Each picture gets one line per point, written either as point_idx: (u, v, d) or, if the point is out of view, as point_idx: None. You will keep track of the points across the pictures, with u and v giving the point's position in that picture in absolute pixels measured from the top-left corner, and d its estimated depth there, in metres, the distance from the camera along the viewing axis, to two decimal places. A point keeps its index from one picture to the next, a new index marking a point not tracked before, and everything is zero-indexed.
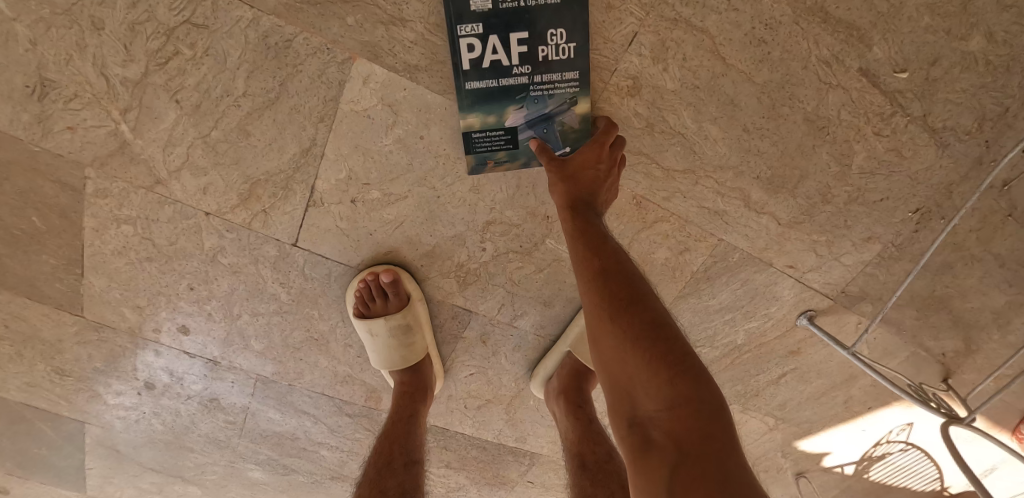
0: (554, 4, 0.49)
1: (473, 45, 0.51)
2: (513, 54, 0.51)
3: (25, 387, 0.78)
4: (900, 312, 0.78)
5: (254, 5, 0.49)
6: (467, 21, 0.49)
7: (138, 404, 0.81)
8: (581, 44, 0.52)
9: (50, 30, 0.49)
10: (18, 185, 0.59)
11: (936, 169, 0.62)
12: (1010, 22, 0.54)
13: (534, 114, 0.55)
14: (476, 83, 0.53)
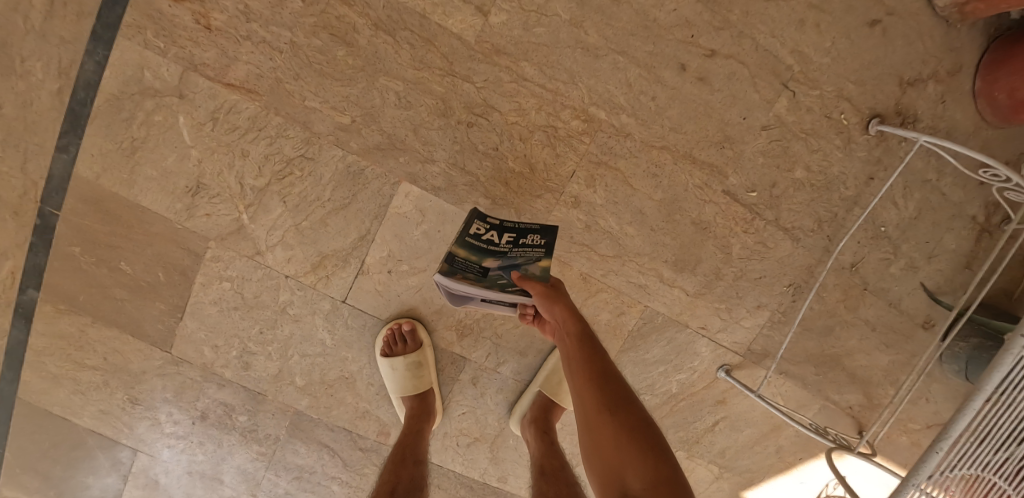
0: (540, 202, 0.76)
1: (484, 225, 0.74)
2: (506, 234, 0.75)
3: (99, 413, 0.92)
4: (802, 368, 1.00)
5: (345, 148, 0.79)
6: (482, 217, 0.74)
7: (188, 433, 0.94)
8: (552, 226, 0.76)
9: (212, 154, 0.79)
10: (157, 249, 0.83)
11: (794, 256, 0.89)
12: (818, 160, 0.85)
13: (505, 266, 0.75)
14: (473, 237, 0.74)
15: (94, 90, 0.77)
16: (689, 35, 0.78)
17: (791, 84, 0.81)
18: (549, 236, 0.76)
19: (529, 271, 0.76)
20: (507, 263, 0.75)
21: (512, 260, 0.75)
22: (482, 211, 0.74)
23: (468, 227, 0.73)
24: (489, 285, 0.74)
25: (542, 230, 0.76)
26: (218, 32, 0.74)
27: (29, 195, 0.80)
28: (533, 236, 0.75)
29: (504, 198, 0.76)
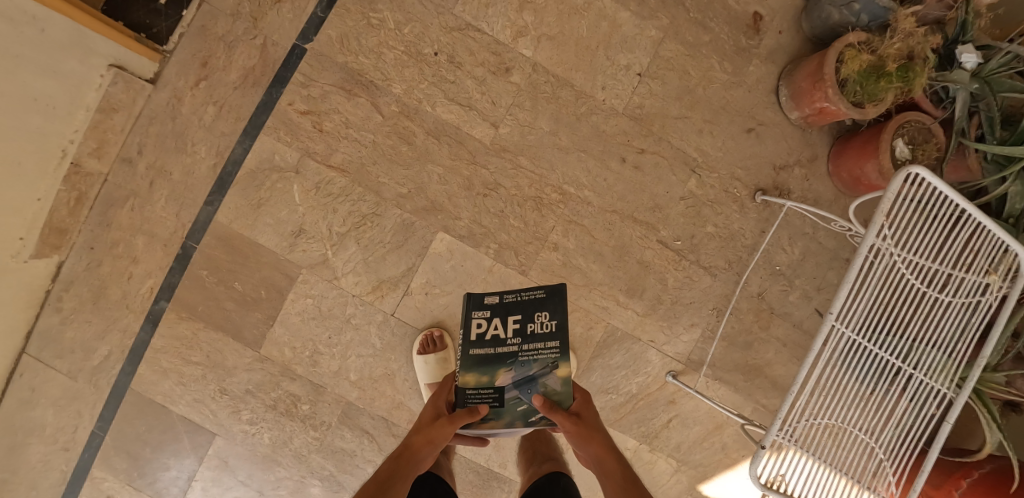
0: (541, 298, 0.81)
1: (484, 320, 0.81)
2: (509, 331, 0.81)
3: (192, 401, 1.12)
4: (734, 377, 1.30)
5: (404, 209, 1.18)
6: (482, 303, 0.82)
7: (259, 419, 1.14)
8: (560, 321, 0.80)
9: (312, 208, 1.16)
10: (263, 273, 1.14)
11: (714, 287, 1.27)
12: (720, 219, 1.25)
13: (522, 374, 0.80)
14: (479, 350, 0.80)
15: (238, 166, 1.13)
16: (627, 140, 1.21)
17: (698, 171, 1.23)
18: (549, 298, 0.81)
19: (546, 386, 0.80)
20: (519, 363, 0.80)
21: (526, 364, 0.80)
22: (478, 304, 0.82)
23: (467, 324, 0.81)
24: (514, 417, 0.81)
25: (544, 300, 0.81)
26: (328, 133, 1.16)
27: (178, 233, 1.11)
28: (529, 296, 0.81)
29: (505, 301, 0.81)
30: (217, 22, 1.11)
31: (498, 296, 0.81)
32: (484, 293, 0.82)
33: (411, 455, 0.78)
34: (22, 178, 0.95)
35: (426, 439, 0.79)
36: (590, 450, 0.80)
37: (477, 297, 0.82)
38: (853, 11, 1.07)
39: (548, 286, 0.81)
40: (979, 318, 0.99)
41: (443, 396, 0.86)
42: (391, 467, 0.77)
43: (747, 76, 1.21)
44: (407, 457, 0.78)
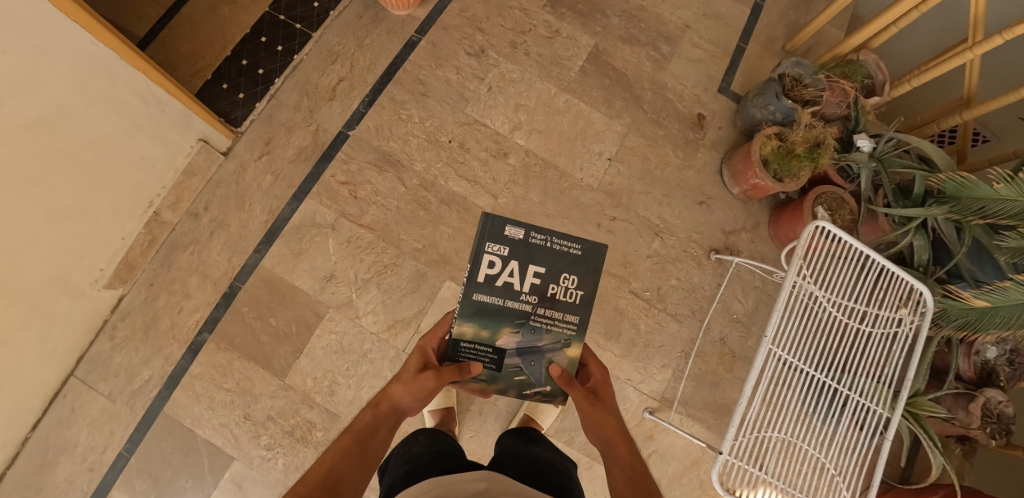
0: (570, 261, 0.81)
1: (499, 260, 0.78)
2: (521, 283, 0.80)
3: (218, 425, 1.25)
4: (706, 414, 1.45)
5: (419, 260, 1.42)
6: (500, 240, 0.78)
7: (276, 444, 1.26)
8: (583, 293, 0.83)
9: (342, 258, 1.39)
10: (295, 311, 1.34)
11: (682, 331, 1.47)
12: (682, 274, 1.50)
13: (524, 340, 0.82)
14: (486, 297, 0.79)
15: (285, 221, 1.38)
16: (601, 209, 1.50)
17: (661, 234, 1.51)
18: (584, 258, 0.82)
19: (552, 362, 0.85)
20: (526, 326, 0.82)
21: (531, 330, 0.82)
22: (496, 240, 0.78)
23: (478, 262, 0.78)
24: (508, 386, 0.86)
25: (573, 266, 0.82)
26: (360, 198, 1.43)
27: (228, 274, 1.32)
28: (561, 248, 0.81)
29: (529, 243, 0.79)
30: (282, 113, 1.44)
31: (522, 242, 0.79)
32: (510, 221, 0.77)
33: (390, 405, 0.79)
34: (115, 219, 1.18)
35: (410, 390, 0.79)
36: (600, 430, 0.84)
37: (499, 229, 0.78)
38: (770, 111, 1.41)
39: (586, 244, 0.81)
40: (899, 345, 1.16)
41: (429, 344, 0.87)
42: (373, 418, 0.77)
43: (695, 160, 1.55)
44: (387, 408, 0.79)
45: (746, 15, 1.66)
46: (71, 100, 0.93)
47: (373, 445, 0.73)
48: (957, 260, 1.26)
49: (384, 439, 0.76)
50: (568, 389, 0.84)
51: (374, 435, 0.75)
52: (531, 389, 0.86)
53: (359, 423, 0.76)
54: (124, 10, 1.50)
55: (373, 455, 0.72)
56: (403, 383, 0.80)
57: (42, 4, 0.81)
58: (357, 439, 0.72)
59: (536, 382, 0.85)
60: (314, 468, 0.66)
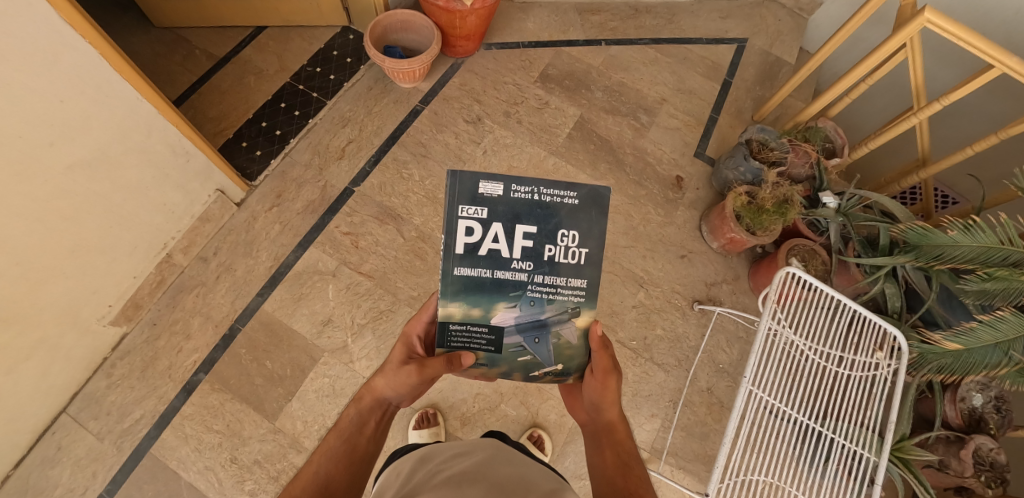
0: (567, 215, 0.70)
1: (477, 226, 0.69)
2: (510, 246, 0.70)
3: (204, 468, 1.30)
4: (697, 466, 1.44)
5: (414, 306, 1.48)
6: (476, 200, 0.68)
7: (259, 489, 1.29)
8: (587, 250, 0.71)
9: (340, 304, 1.46)
10: (291, 355, 1.40)
11: (668, 381, 1.50)
12: (666, 324, 1.55)
13: (524, 312, 0.73)
14: (469, 268, 0.71)
15: (289, 268, 1.48)
16: None
17: (645, 285, 1.58)
18: (585, 208, 0.70)
19: (562, 338, 0.75)
20: (524, 297, 0.73)
21: (529, 299, 0.73)
22: (472, 201, 0.68)
23: (454, 231, 0.69)
24: (512, 368, 0.78)
25: (573, 222, 0.70)
26: (361, 248, 1.52)
27: (229, 316, 1.42)
28: (553, 200, 0.69)
29: (511, 199, 0.68)
30: (294, 170, 1.58)
31: (502, 200, 0.68)
32: (483, 176, 0.67)
33: (374, 398, 0.83)
34: (131, 258, 1.32)
35: (391, 384, 0.82)
36: (602, 412, 0.84)
37: (471, 189, 0.67)
38: (740, 172, 1.55)
39: (584, 191, 0.68)
40: (878, 389, 1.20)
41: (414, 331, 0.89)
42: (358, 413, 0.82)
43: (675, 217, 1.67)
44: (371, 402, 0.83)
45: (717, 91, 1.86)
46: (112, 147, 1.11)
47: (360, 442, 0.78)
48: (928, 305, 1.35)
49: (372, 433, 0.82)
50: (597, 355, 0.78)
51: (360, 431, 0.80)
52: (540, 370, 0.79)
53: (345, 419, 0.81)
54: (164, 80, 1.70)
55: (361, 451, 0.78)
56: (385, 378, 0.83)
57: (103, 66, 0.99)
58: (344, 437, 0.78)
59: (544, 361, 0.77)
60: (304, 470, 0.72)
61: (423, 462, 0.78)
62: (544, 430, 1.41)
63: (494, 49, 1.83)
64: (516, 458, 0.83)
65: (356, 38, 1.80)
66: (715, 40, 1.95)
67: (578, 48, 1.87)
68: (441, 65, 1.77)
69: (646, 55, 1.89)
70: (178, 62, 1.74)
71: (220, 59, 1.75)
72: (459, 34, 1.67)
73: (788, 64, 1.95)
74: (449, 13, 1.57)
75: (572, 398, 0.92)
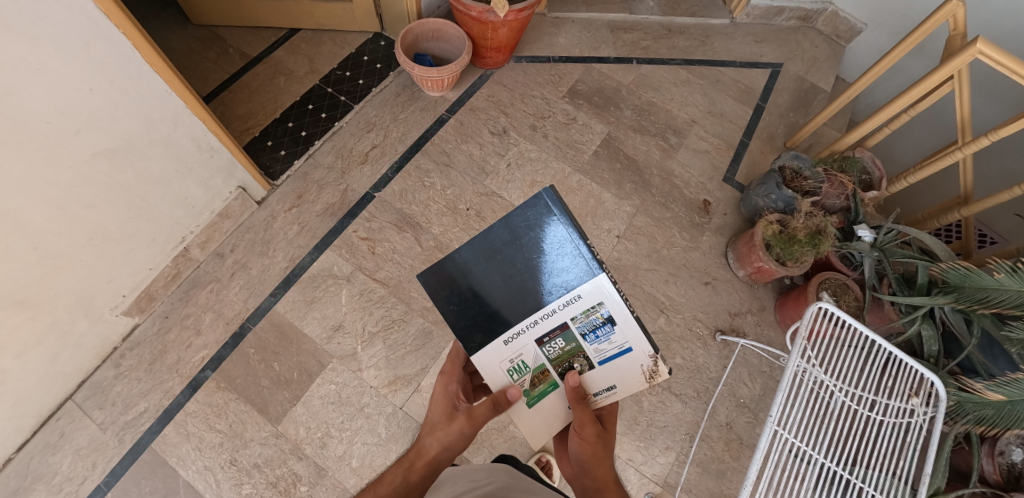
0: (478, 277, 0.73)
1: (546, 248, 0.69)
2: (504, 276, 0.72)
3: (202, 468, 1.27)
4: None
5: (428, 319, 1.45)
6: (527, 227, 0.68)
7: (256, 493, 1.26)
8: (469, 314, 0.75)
9: (352, 310, 1.43)
10: (299, 358, 1.38)
11: (685, 412, 1.43)
12: (686, 352, 1.49)
13: (528, 337, 0.76)
14: (574, 284, 0.71)
15: (303, 269, 1.46)
16: None
17: (665, 310, 1.52)
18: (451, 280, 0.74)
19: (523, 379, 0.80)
20: (518, 328, 0.75)
21: (520, 326, 0.75)
22: (528, 224, 0.68)
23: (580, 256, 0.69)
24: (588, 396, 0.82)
25: (439, 282, 0.74)
26: (377, 255, 1.50)
27: (241, 315, 1.41)
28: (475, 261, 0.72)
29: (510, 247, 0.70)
30: (316, 172, 1.57)
31: (500, 230, 0.69)
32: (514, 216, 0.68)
33: (425, 462, 0.77)
34: (147, 250, 1.31)
35: (444, 441, 0.79)
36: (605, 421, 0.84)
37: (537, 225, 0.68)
38: (772, 199, 1.50)
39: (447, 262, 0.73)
40: (912, 439, 1.12)
41: (450, 383, 0.87)
42: (404, 480, 0.74)
43: (701, 242, 1.61)
44: (424, 468, 0.76)
45: (749, 116, 1.82)
46: (137, 138, 1.11)
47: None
48: (968, 352, 1.27)
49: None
50: (575, 408, 0.79)
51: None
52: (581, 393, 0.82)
53: (387, 483, 0.73)
54: (197, 76, 1.72)
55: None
56: (435, 440, 0.79)
57: (134, 57, 0.99)
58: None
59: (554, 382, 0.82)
60: None
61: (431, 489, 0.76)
62: (553, 455, 1.36)
63: (523, 62, 1.82)
64: (530, 486, 0.78)
65: (387, 44, 1.81)
66: (749, 64, 1.91)
67: (608, 65, 1.85)
68: (470, 75, 1.77)
69: (678, 76, 1.86)
70: (211, 60, 1.76)
71: (252, 59, 1.77)
72: (489, 46, 1.67)
73: (823, 91, 1.90)
74: (482, 24, 1.57)
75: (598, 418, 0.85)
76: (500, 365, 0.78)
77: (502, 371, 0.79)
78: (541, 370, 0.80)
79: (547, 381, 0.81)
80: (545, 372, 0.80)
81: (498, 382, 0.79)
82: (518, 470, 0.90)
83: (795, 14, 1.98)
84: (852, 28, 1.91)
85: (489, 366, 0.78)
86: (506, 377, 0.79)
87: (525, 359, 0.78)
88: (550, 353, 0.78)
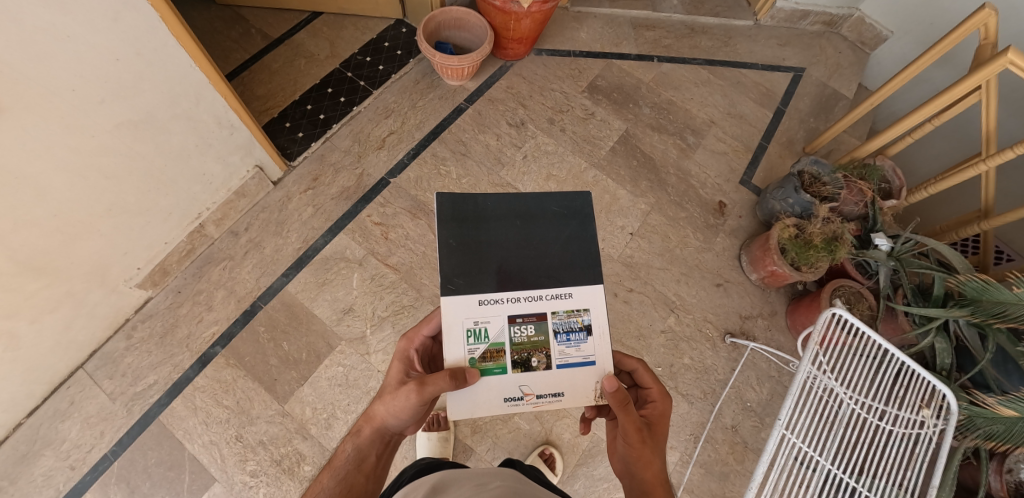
0: (494, 232, 0.83)
1: (560, 237, 0.84)
2: (510, 241, 0.83)
3: (208, 443, 1.28)
4: None
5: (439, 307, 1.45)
6: (558, 212, 0.84)
7: (260, 472, 1.26)
8: (462, 259, 0.80)
9: (361, 295, 1.44)
10: (308, 339, 1.38)
11: (691, 412, 1.42)
12: (694, 353, 1.48)
13: (503, 308, 0.80)
14: (571, 281, 0.82)
15: (316, 251, 1.47)
16: (619, 279, 1.52)
17: (676, 310, 1.52)
18: (468, 220, 0.82)
19: (479, 354, 0.80)
20: (501, 295, 0.80)
21: (503, 294, 0.80)
22: (557, 211, 0.85)
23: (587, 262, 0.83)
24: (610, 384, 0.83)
25: (453, 211, 0.82)
26: (391, 240, 1.50)
27: (252, 293, 1.42)
28: (499, 215, 0.84)
29: (534, 223, 0.84)
30: (333, 155, 1.58)
31: (536, 203, 0.84)
32: (554, 200, 0.85)
33: (374, 429, 0.77)
34: (164, 224, 1.32)
35: (391, 410, 0.76)
36: (656, 421, 0.81)
37: (568, 213, 0.85)
38: (789, 203, 1.49)
39: (474, 203, 0.83)
40: (922, 451, 1.10)
41: (409, 347, 0.86)
42: (357, 449, 0.76)
43: (715, 243, 1.60)
44: (374, 434, 0.77)
45: (770, 119, 1.80)
46: (160, 111, 1.11)
47: (357, 482, 0.72)
48: (982, 367, 1.24)
49: (372, 469, 0.75)
50: (619, 413, 0.76)
51: (357, 469, 0.74)
52: (527, 391, 0.80)
53: (341, 457, 0.76)
54: (219, 55, 1.73)
55: (358, 492, 0.72)
56: (383, 406, 0.77)
57: (161, 30, 0.99)
58: (339, 477, 0.72)
59: (505, 369, 0.80)
60: None
61: (435, 492, 0.73)
62: (556, 448, 1.36)
63: (544, 55, 1.81)
64: (537, 493, 0.78)
65: (408, 31, 1.81)
66: (771, 67, 1.90)
67: (629, 62, 1.84)
68: (491, 66, 1.76)
69: (699, 76, 1.85)
70: (234, 39, 1.77)
71: (274, 40, 1.77)
72: (512, 37, 1.66)
73: (846, 98, 1.88)
74: (505, 14, 1.56)
75: (658, 419, 0.82)
76: (462, 322, 0.79)
77: (461, 329, 0.79)
78: (498, 347, 0.80)
79: (497, 362, 0.80)
80: (501, 351, 0.80)
81: (455, 354, 0.79)
82: (525, 475, 0.90)
83: (820, 19, 1.96)
84: (878, 35, 1.89)
85: (453, 317, 0.79)
86: (461, 339, 0.79)
87: (489, 328, 0.80)
88: (516, 336, 0.81)
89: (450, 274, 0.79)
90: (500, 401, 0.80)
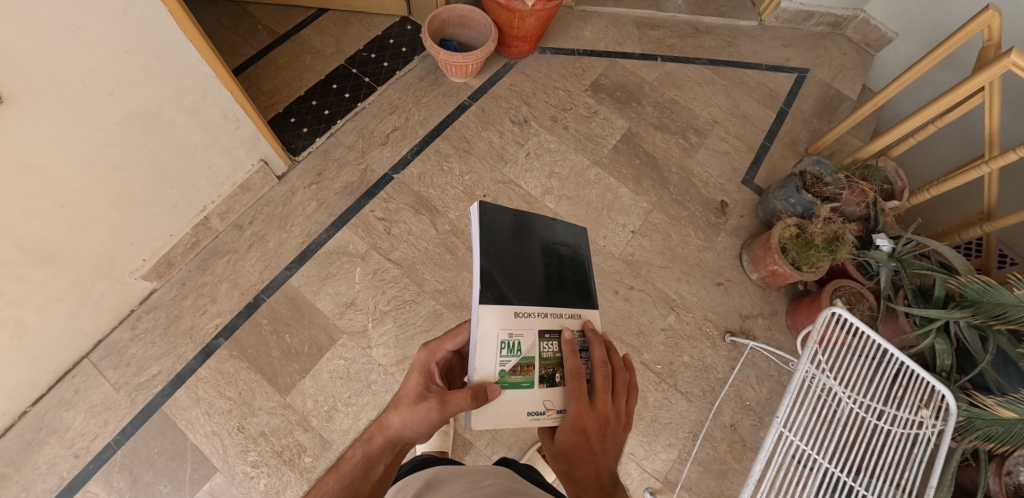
0: (522, 248, 0.80)
1: (566, 260, 0.87)
2: (532, 257, 0.81)
3: (210, 433, 1.29)
4: None
5: (440, 302, 1.46)
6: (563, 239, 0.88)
7: (262, 463, 1.28)
8: (498, 269, 0.75)
9: (364, 288, 1.45)
10: (310, 332, 1.40)
11: (690, 410, 1.43)
12: (694, 351, 1.49)
13: (535, 323, 0.78)
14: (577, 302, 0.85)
15: (320, 245, 1.48)
16: (620, 277, 1.53)
17: (676, 308, 1.52)
18: (502, 232, 0.77)
19: (509, 367, 0.76)
20: (531, 309, 0.78)
21: (535, 309, 0.78)
22: (560, 237, 0.88)
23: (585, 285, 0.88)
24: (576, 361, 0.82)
25: (491, 216, 0.75)
26: (393, 235, 1.51)
27: (256, 286, 1.43)
28: (525, 230, 0.81)
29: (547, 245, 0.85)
30: (337, 150, 1.59)
31: (549, 225, 0.86)
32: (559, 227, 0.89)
33: (387, 439, 0.75)
34: (170, 216, 1.33)
35: (408, 423, 0.74)
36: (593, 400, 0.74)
37: (569, 241, 0.89)
38: (790, 204, 1.49)
39: (507, 214, 0.78)
40: (919, 451, 1.10)
41: (431, 359, 0.82)
42: (366, 455, 0.74)
43: (716, 242, 1.61)
44: (386, 444, 0.75)
45: (772, 119, 1.81)
46: (167, 104, 1.12)
47: (363, 489, 0.71)
48: (982, 368, 1.24)
49: (379, 478, 0.74)
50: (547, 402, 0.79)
51: (365, 477, 0.72)
52: (550, 407, 0.78)
53: (349, 461, 0.74)
54: (225, 50, 1.74)
55: None
56: (399, 417, 0.75)
57: (169, 24, 1.00)
58: (345, 482, 0.71)
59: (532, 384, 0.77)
60: None
61: (428, 488, 0.74)
62: None
63: (548, 54, 1.82)
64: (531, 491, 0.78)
65: (413, 28, 1.82)
66: (774, 67, 1.90)
67: (633, 61, 1.85)
68: (495, 63, 1.77)
69: (702, 76, 1.85)
70: (240, 35, 1.78)
71: (280, 36, 1.79)
72: (516, 35, 1.67)
73: (849, 100, 1.88)
74: (509, 12, 1.57)
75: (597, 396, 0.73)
76: (497, 334, 0.74)
77: (495, 341, 0.74)
78: (528, 361, 0.77)
79: (526, 376, 0.77)
80: (531, 365, 0.77)
81: (486, 368, 0.75)
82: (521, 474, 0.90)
83: (825, 20, 1.96)
84: (882, 37, 1.89)
85: (490, 328, 0.73)
86: (495, 352, 0.75)
87: (522, 342, 0.76)
88: (544, 351, 0.78)
89: (489, 283, 0.73)
90: (523, 414, 0.76)
